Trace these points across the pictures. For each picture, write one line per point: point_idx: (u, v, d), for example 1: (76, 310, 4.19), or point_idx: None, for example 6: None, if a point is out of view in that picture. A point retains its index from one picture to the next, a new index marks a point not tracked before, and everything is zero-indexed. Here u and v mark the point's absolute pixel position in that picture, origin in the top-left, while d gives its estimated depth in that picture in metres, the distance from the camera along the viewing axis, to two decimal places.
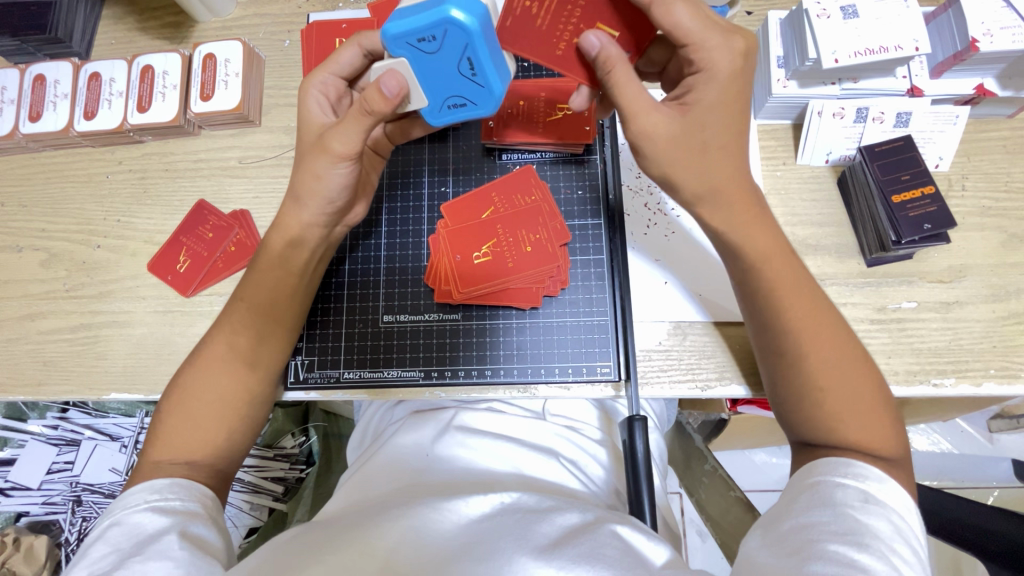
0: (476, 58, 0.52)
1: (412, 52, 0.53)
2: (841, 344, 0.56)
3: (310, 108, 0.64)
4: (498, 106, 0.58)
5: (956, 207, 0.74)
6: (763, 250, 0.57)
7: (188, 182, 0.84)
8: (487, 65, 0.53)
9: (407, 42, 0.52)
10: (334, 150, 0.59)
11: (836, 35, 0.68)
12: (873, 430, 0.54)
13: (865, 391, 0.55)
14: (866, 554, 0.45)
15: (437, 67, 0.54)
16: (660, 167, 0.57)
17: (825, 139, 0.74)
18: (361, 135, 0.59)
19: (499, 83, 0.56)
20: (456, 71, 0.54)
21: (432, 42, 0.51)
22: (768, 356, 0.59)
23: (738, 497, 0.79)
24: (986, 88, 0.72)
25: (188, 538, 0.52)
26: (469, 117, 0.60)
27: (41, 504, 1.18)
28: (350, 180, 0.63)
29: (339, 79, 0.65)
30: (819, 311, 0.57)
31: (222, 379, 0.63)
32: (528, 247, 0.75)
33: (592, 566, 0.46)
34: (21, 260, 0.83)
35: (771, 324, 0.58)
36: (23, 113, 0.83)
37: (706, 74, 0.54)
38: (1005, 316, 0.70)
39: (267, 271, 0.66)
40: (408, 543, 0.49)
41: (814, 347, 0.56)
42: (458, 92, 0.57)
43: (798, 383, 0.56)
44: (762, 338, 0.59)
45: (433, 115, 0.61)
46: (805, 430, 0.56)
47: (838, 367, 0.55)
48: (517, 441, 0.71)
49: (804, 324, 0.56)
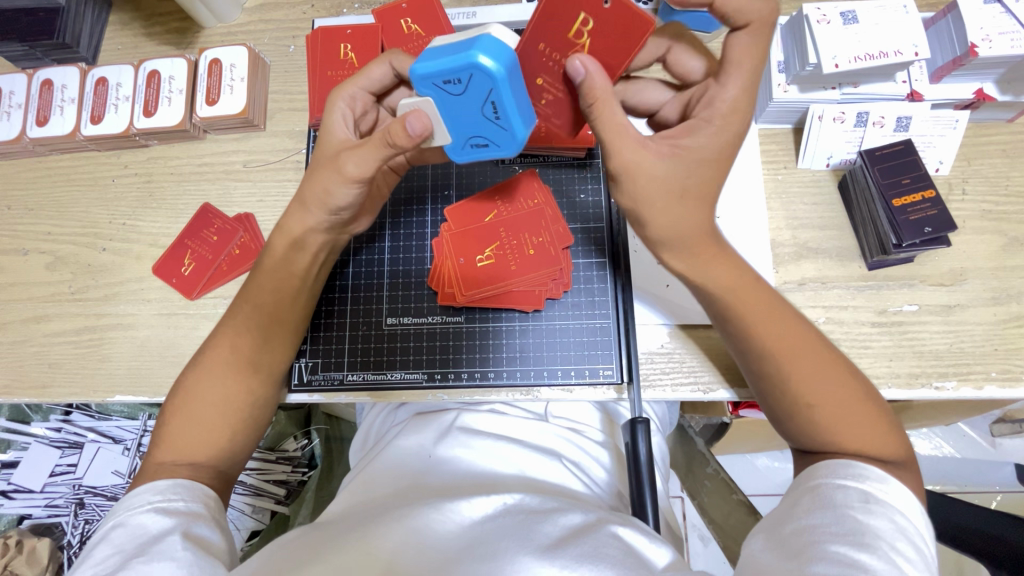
0: (501, 103, 0.53)
1: (436, 92, 0.53)
2: (826, 354, 0.57)
3: (335, 119, 0.65)
4: (520, 149, 0.58)
5: (957, 210, 0.74)
6: (729, 287, 0.58)
7: (193, 186, 0.84)
8: (512, 109, 0.54)
9: (433, 83, 0.52)
10: (347, 171, 0.60)
11: (837, 40, 0.69)
12: (867, 438, 0.54)
13: (858, 399, 0.56)
14: (867, 553, 0.45)
15: (461, 109, 0.55)
16: (631, 204, 0.56)
17: (826, 145, 0.75)
18: (377, 161, 0.59)
19: (522, 126, 0.56)
20: (480, 114, 0.55)
21: (457, 85, 0.52)
22: (753, 373, 0.59)
23: (740, 500, 0.79)
24: (986, 92, 0.72)
25: (193, 538, 0.52)
26: (489, 157, 0.60)
27: (44, 506, 1.18)
28: (360, 198, 0.63)
29: (367, 94, 0.67)
30: (798, 329, 0.58)
31: (226, 379, 0.64)
32: (531, 251, 0.75)
33: (595, 565, 0.47)
34: (26, 263, 0.83)
35: (750, 350, 0.58)
36: (30, 118, 0.84)
37: (706, 121, 0.55)
38: (1006, 319, 0.71)
39: (272, 275, 0.66)
40: (410, 543, 0.49)
41: (796, 365, 0.56)
42: (482, 134, 0.57)
43: (787, 401, 0.57)
44: (745, 361, 0.60)
45: (455, 152, 0.61)
46: (805, 440, 0.56)
47: (828, 382, 0.56)
48: (519, 442, 0.71)
49: (785, 341, 0.57)
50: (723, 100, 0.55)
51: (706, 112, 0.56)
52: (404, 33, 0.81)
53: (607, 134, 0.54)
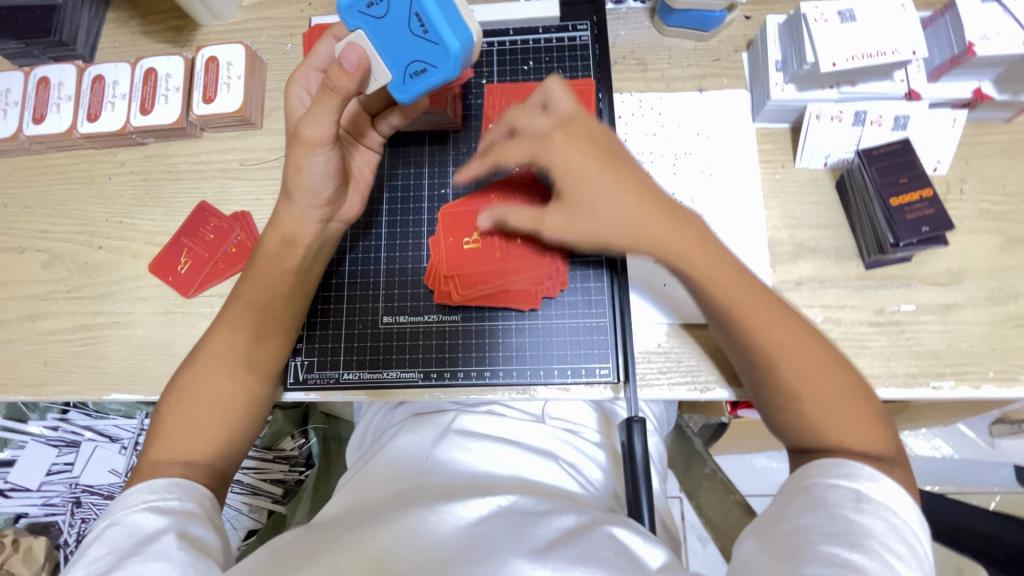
0: (424, 11, 0.57)
1: (366, 21, 0.59)
2: (815, 345, 0.57)
3: (293, 105, 0.68)
4: (457, 64, 0.59)
5: (955, 210, 0.74)
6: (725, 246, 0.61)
7: (190, 184, 0.84)
8: (436, 18, 0.57)
9: (360, 11, 0.59)
10: (310, 138, 0.60)
11: (835, 39, 0.69)
12: (855, 433, 0.54)
13: (846, 392, 0.56)
14: (862, 555, 0.45)
15: (391, 33, 0.59)
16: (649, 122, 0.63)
17: (824, 143, 0.75)
18: (332, 116, 0.59)
19: (453, 39, 0.58)
20: (410, 33, 0.58)
21: (380, 5, 0.58)
22: (743, 363, 0.60)
23: (737, 500, 0.79)
24: (983, 92, 0.72)
25: (186, 537, 0.52)
26: (432, 85, 0.61)
27: (41, 505, 1.18)
28: (333, 167, 0.64)
29: (320, 73, 0.68)
30: (786, 319, 0.58)
31: (220, 377, 0.63)
32: (523, 242, 0.74)
33: (588, 567, 0.47)
34: (22, 261, 0.83)
35: (738, 340, 0.59)
36: (26, 116, 0.84)
37: None
38: (1004, 319, 0.70)
39: (265, 271, 0.67)
40: (403, 544, 0.49)
41: (785, 355, 0.56)
42: (417, 57, 0.59)
43: (777, 396, 0.57)
44: (739, 354, 0.60)
45: (401, 91, 0.61)
46: (796, 437, 0.57)
47: (820, 376, 0.56)
48: (515, 443, 0.71)
49: (773, 331, 0.57)
50: None
51: None
52: None
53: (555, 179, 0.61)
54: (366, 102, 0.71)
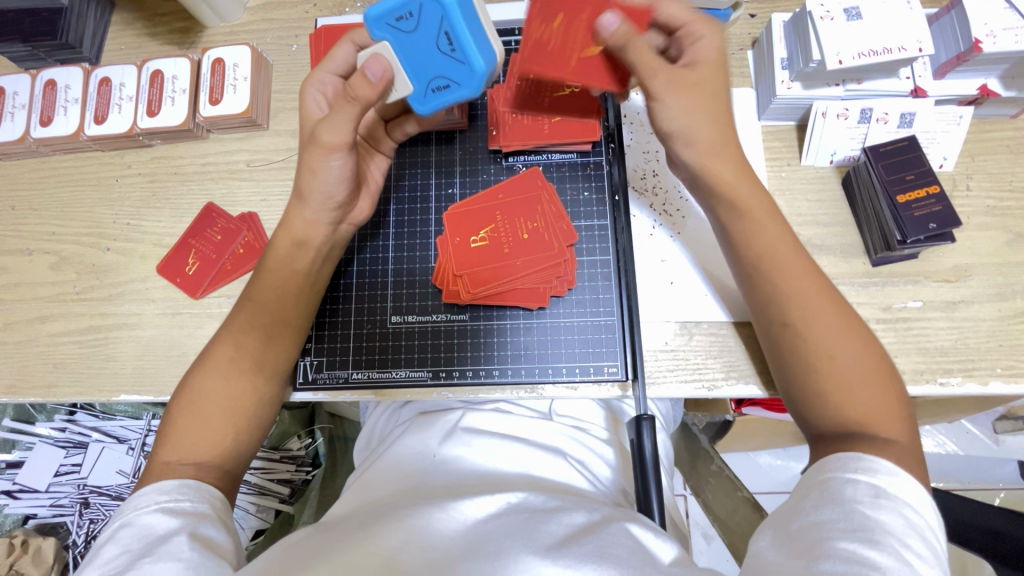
0: (454, 33, 0.57)
1: (393, 33, 0.59)
2: (844, 316, 0.59)
3: (308, 106, 0.67)
4: (481, 84, 0.61)
5: (961, 207, 0.74)
6: (758, 209, 0.62)
7: (197, 186, 0.84)
8: (464, 38, 0.58)
9: (387, 24, 0.59)
10: (330, 142, 0.61)
11: (840, 37, 0.69)
12: (876, 412, 0.55)
13: (874, 371, 0.57)
14: (876, 551, 0.45)
15: (419, 46, 0.59)
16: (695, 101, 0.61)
17: (830, 140, 0.75)
18: (350, 123, 0.61)
19: (479, 61, 0.59)
20: (437, 49, 0.59)
21: (410, 20, 0.58)
22: (771, 329, 0.61)
23: (745, 497, 0.79)
24: (989, 88, 0.72)
25: (200, 538, 0.53)
26: (454, 100, 0.63)
27: (49, 506, 1.19)
28: (349, 172, 0.64)
29: (337, 78, 0.67)
30: (822, 287, 0.60)
31: (231, 379, 0.64)
32: (526, 235, 0.76)
33: (600, 565, 0.47)
34: (31, 263, 0.84)
35: (769, 296, 0.61)
36: (34, 118, 0.84)
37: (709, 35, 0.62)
38: (1010, 315, 0.71)
39: (276, 272, 0.67)
40: (413, 543, 0.49)
41: (808, 316, 0.59)
42: (442, 72, 0.61)
43: (799, 361, 0.59)
44: (762, 313, 0.62)
45: (422, 102, 0.64)
46: (814, 413, 0.58)
47: (841, 340, 0.57)
48: (525, 440, 0.71)
49: (801, 290, 0.59)
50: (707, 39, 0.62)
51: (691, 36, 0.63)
52: None
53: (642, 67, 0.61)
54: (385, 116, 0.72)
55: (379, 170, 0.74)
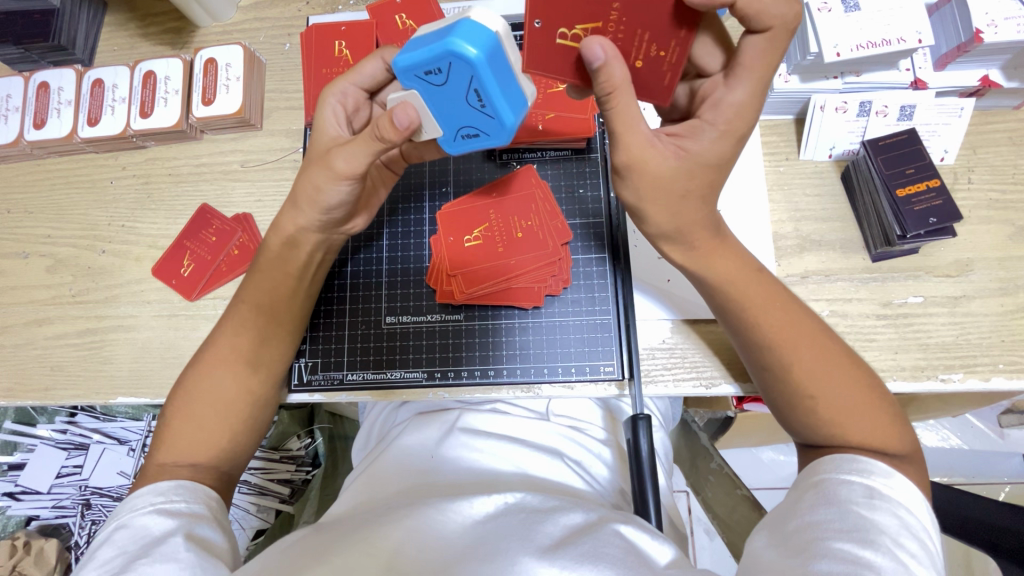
0: (483, 90, 0.51)
1: (422, 84, 0.52)
2: (828, 345, 0.57)
3: (326, 117, 0.65)
4: (511, 137, 0.56)
5: (963, 200, 0.73)
6: (726, 276, 0.59)
7: (191, 187, 0.84)
8: (496, 95, 0.52)
9: (416, 75, 0.52)
10: (337, 168, 0.60)
11: (838, 28, 0.68)
12: (873, 431, 0.53)
13: (863, 392, 0.55)
14: (871, 550, 0.44)
15: (448, 99, 0.53)
16: (633, 196, 0.56)
17: (829, 134, 0.74)
18: (369, 157, 0.59)
19: (511, 115, 0.54)
20: (466, 102, 0.53)
21: (439, 75, 0.51)
22: (757, 367, 0.59)
23: (744, 494, 0.78)
24: (991, 79, 0.70)
25: (195, 539, 0.52)
26: (483, 147, 0.59)
27: (51, 508, 1.19)
28: (351, 195, 0.63)
29: (360, 89, 0.66)
30: (805, 324, 0.57)
31: (226, 381, 0.64)
32: (520, 234, 0.75)
33: (595, 565, 0.46)
34: (27, 266, 0.84)
35: (752, 340, 0.58)
36: (27, 121, 0.84)
37: (708, 125, 0.54)
38: (1014, 310, 0.69)
39: (268, 273, 0.67)
40: (412, 541, 0.49)
41: (797, 352, 0.56)
42: (471, 123, 0.56)
43: (791, 390, 0.56)
44: (749, 350, 0.59)
45: (449, 144, 0.60)
46: (808, 431, 0.56)
47: (829, 371, 0.55)
48: (522, 441, 0.71)
49: (788, 327, 0.57)
50: (729, 103, 0.54)
51: (711, 113, 0.54)
52: (399, 29, 0.80)
53: (620, 126, 0.52)
54: (406, 147, 0.71)
55: (384, 188, 0.73)
